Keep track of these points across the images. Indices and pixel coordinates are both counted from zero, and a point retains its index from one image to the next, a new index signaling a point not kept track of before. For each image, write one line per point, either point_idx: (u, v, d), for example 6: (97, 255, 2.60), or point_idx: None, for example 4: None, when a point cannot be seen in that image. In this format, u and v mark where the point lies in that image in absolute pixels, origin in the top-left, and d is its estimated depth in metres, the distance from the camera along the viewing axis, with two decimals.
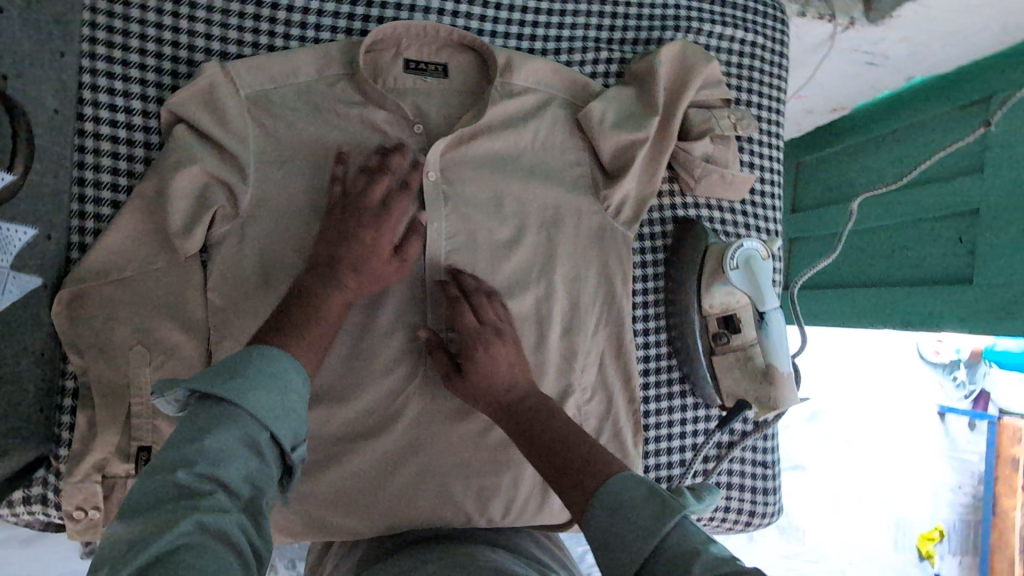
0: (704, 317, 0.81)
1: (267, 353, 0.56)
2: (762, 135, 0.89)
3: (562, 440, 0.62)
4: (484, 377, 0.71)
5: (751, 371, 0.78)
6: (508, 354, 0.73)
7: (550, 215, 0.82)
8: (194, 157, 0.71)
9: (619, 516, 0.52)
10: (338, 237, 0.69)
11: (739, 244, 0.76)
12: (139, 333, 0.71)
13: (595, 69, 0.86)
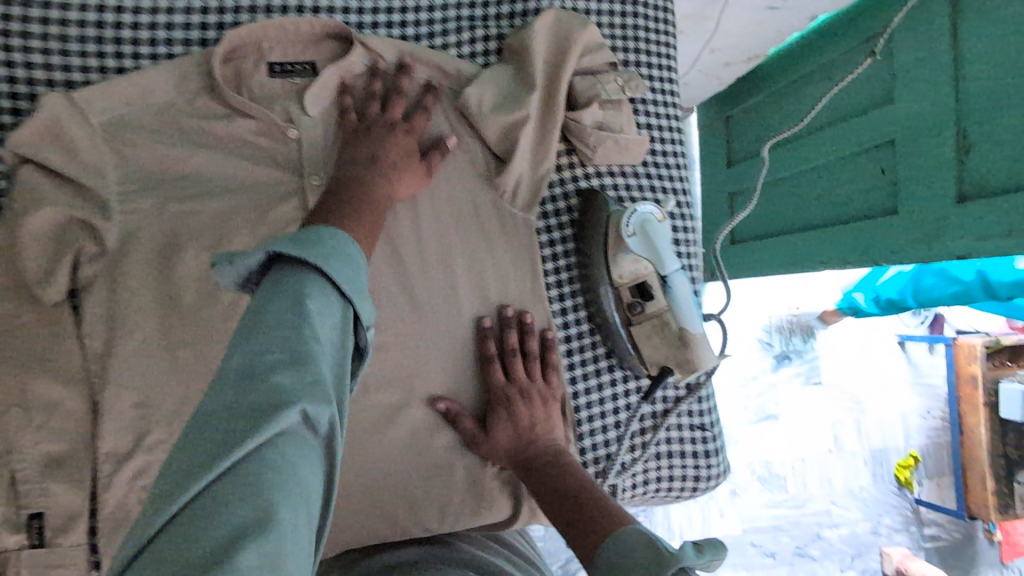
0: (616, 288, 0.78)
1: (335, 232, 0.50)
2: (655, 95, 0.87)
3: (577, 484, 0.66)
4: (506, 439, 0.74)
5: (668, 336, 0.76)
6: (531, 410, 0.76)
7: (445, 205, 0.79)
8: (43, 198, 0.66)
9: (621, 556, 0.52)
10: (370, 151, 0.70)
11: (632, 209, 0.73)
12: (14, 395, 0.65)
13: (473, 49, 0.82)
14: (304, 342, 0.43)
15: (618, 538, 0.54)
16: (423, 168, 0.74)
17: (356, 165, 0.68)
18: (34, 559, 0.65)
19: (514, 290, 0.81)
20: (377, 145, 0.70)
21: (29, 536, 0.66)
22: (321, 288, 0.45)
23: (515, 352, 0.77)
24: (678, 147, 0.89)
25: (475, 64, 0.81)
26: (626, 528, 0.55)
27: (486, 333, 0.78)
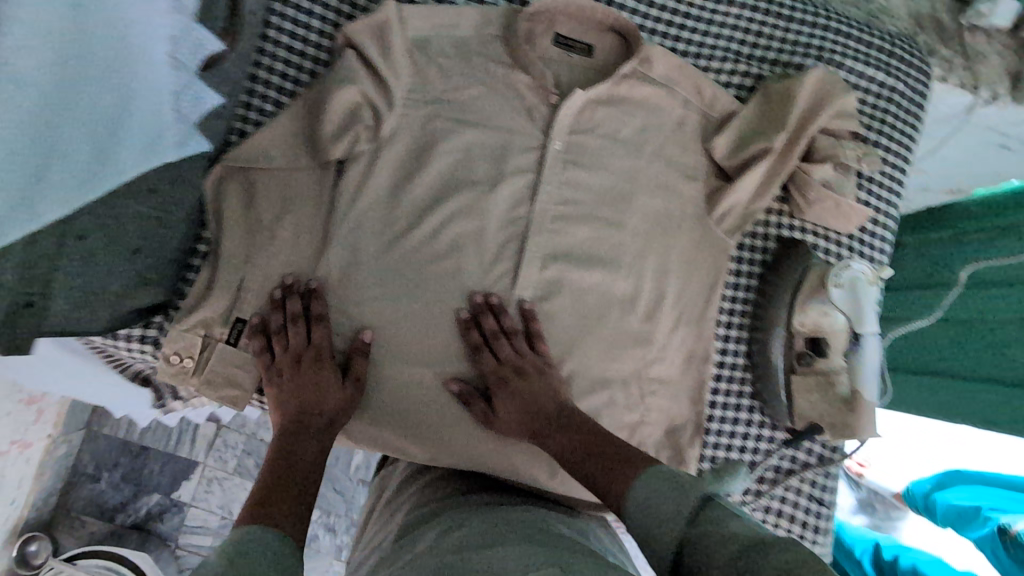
0: (792, 335, 0.81)
1: (251, 532, 0.56)
2: (885, 177, 0.88)
3: (599, 448, 0.70)
4: (514, 413, 0.77)
5: (832, 397, 0.77)
6: (535, 390, 0.77)
7: (657, 206, 0.84)
8: (354, 78, 0.78)
9: (652, 512, 0.57)
10: (301, 386, 0.76)
11: (848, 263, 0.75)
12: (270, 222, 0.79)
13: (730, 81, 0.88)
14: (260, 556, 0.53)
15: (637, 501, 0.59)
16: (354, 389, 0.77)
17: (294, 437, 0.73)
18: (225, 354, 0.78)
19: (686, 302, 0.85)
20: (321, 380, 0.76)
21: (230, 333, 0.79)
22: (256, 554, 0.53)
23: (497, 334, 0.78)
24: (890, 232, 0.89)
25: (729, 94, 0.87)
26: (639, 488, 0.60)
27: (465, 323, 0.79)
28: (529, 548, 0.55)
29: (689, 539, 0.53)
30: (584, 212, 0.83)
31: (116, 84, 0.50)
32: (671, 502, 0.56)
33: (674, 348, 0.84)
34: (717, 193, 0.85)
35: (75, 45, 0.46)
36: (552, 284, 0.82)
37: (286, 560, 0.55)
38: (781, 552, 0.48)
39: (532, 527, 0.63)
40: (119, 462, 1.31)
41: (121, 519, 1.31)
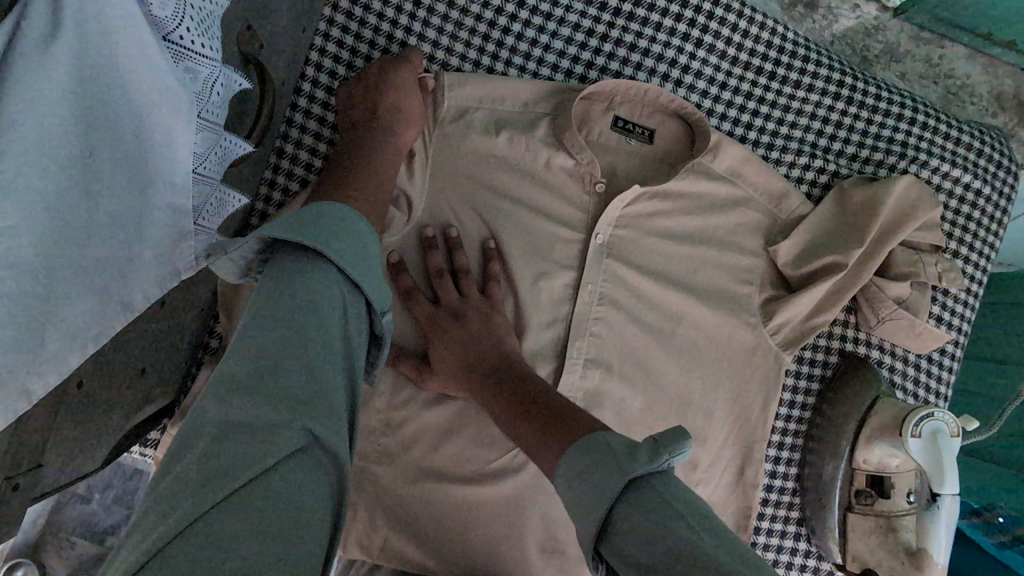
0: (853, 469, 0.74)
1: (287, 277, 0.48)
2: (961, 292, 0.81)
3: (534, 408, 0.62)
4: (452, 355, 0.69)
5: (893, 546, 0.70)
6: (472, 327, 0.70)
7: (713, 314, 0.77)
8: None
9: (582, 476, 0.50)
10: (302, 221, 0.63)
11: (930, 413, 0.68)
12: None
13: (802, 175, 0.80)
14: (310, 306, 0.46)
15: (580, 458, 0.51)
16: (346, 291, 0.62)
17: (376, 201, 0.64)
18: None
19: (736, 418, 0.78)
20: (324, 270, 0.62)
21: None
22: (277, 334, 0.44)
23: (443, 271, 0.71)
24: (961, 351, 0.82)
25: (800, 192, 0.79)
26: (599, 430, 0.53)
27: (431, 243, 0.72)
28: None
29: (612, 516, 0.47)
30: (632, 318, 0.76)
31: (134, 222, 0.43)
32: (611, 469, 0.48)
33: (722, 465, 0.78)
34: (778, 301, 0.77)
35: (92, 197, 0.38)
36: (593, 396, 0.75)
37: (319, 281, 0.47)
38: (710, 537, 0.44)
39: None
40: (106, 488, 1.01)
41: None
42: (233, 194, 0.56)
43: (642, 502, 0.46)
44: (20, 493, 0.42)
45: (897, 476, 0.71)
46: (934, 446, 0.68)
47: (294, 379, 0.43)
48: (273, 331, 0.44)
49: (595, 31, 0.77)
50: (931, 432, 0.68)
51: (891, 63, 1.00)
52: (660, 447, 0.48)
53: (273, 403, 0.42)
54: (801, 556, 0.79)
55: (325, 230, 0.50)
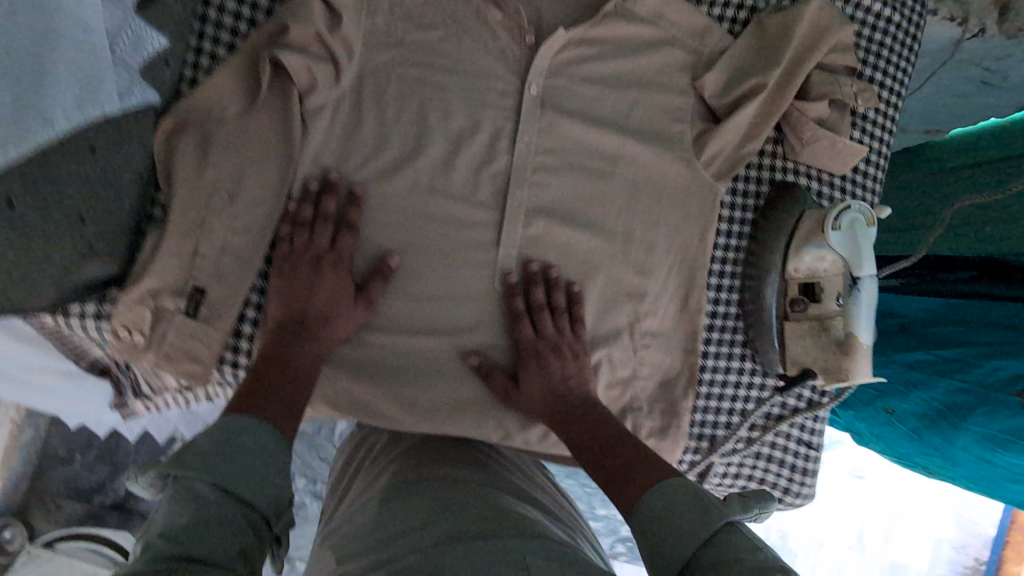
0: (786, 279, 0.79)
1: (241, 427, 0.57)
2: (878, 115, 0.86)
3: (605, 438, 0.69)
4: (544, 391, 0.75)
5: (826, 342, 0.76)
6: (563, 366, 0.76)
7: (646, 152, 0.80)
8: (309, 14, 0.69)
9: (665, 521, 0.55)
10: (300, 288, 0.71)
11: (847, 206, 0.74)
12: (228, 181, 0.70)
13: (723, 13, 0.83)
14: (245, 450, 0.56)
15: (664, 498, 0.57)
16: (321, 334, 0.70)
17: (285, 340, 0.69)
18: (184, 326, 0.69)
19: (677, 251, 0.82)
20: (308, 306, 0.70)
21: (187, 304, 0.69)
22: (226, 499, 0.52)
23: (542, 308, 0.76)
24: (881, 172, 0.87)
25: (721, 27, 0.82)
26: (662, 484, 0.59)
27: (513, 289, 0.77)
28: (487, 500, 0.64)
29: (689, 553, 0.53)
30: (569, 164, 0.79)
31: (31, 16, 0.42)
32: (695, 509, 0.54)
33: (667, 297, 0.82)
34: (708, 132, 0.80)
35: None
36: (538, 239, 0.79)
37: (238, 430, 0.57)
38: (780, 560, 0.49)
39: (510, 504, 0.64)
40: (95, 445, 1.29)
41: (100, 500, 1.31)
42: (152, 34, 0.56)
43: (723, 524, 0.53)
44: None
45: (828, 279, 0.76)
46: (852, 235, 0.74)
47: (250, 464, 0.55)
48: (238, 453, 0.55)
49: None
50: (848, 225, 0.74)
51: None
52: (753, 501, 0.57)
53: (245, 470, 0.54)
54: (752, 375, 0.84)
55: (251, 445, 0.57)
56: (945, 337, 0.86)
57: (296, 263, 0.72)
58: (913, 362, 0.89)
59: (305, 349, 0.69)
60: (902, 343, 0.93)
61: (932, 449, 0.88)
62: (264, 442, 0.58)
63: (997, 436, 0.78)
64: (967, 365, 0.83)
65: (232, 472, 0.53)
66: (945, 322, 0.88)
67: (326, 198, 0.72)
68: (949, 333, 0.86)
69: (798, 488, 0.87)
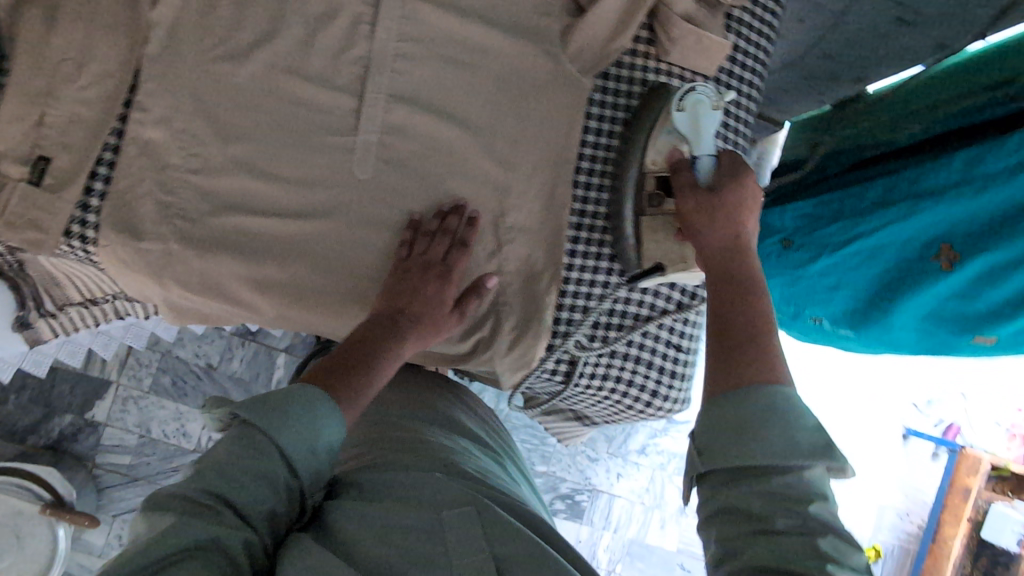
0: (643, 173, 0.78)
1: (305, 395, 0.60)
2: (754, 18, 0.86)
3: (739, 325, 0.59)
4: (712, 246, 0.67)
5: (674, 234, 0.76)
6: (710, 217, 0.68)
7: (512, 44, 0.80)
8: None
9: (785, 429, 0.51)
10: (397, 288, 0.76)
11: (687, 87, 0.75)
12: (74, 52, 0.71)
13: None
14: (314, 423, 0.58)
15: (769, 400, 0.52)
16: (454, 312, 0.79)
17: (381, 330, 0.73)
18: (27, 195, 0.69)
19: (547, 145, 0.82)
20: (417, 287, 0.76)
21: (31, 172, 0.69)
22: (264, 457, 0.54)
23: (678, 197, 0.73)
24: (756, 79, 0.88)
25: None
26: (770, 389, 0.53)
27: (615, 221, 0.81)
28: (448, 478, 0.63)
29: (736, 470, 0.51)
30: (432, 54, 0.79)
31: None
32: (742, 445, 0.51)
33: (536, 194, 0.82)
34: (573, 27, 0.80)
35: None
36: (400, 128, 0.79)
37: (323, 418, 0.59)
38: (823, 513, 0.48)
39: (433, 450, 0.71)
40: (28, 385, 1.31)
41: (35, 441, 1.32)
42: None
43: (775, 461, 0.49)
44: None
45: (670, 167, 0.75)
46: (693, 116, 0.75)
47: (304, 436, 0.57)
48: (283, 421, 0.56)
49: None
50: (691, 106, 0.75)
51: None
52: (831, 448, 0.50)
53: (298, 436, 0.57)
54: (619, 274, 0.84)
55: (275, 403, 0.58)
56: (837, 235, 0.90)
57: (411, 264, 0.77)
58: (789, 263, 0.98)
59: (398, 346, 0.73)
60: (800, 257, 0.97)
61: (882, 338, 0.92)
62: (319, 407, 0.60)
63: (938, 302, 0.82)
64: (874, 249, 0.87)
65: (273, 449, 0.55)
66: (825, 222, 0.93)
67: (452, 216, 0.79)
68: (823, 232, 0.93)
69: (668, 391, 0.88)
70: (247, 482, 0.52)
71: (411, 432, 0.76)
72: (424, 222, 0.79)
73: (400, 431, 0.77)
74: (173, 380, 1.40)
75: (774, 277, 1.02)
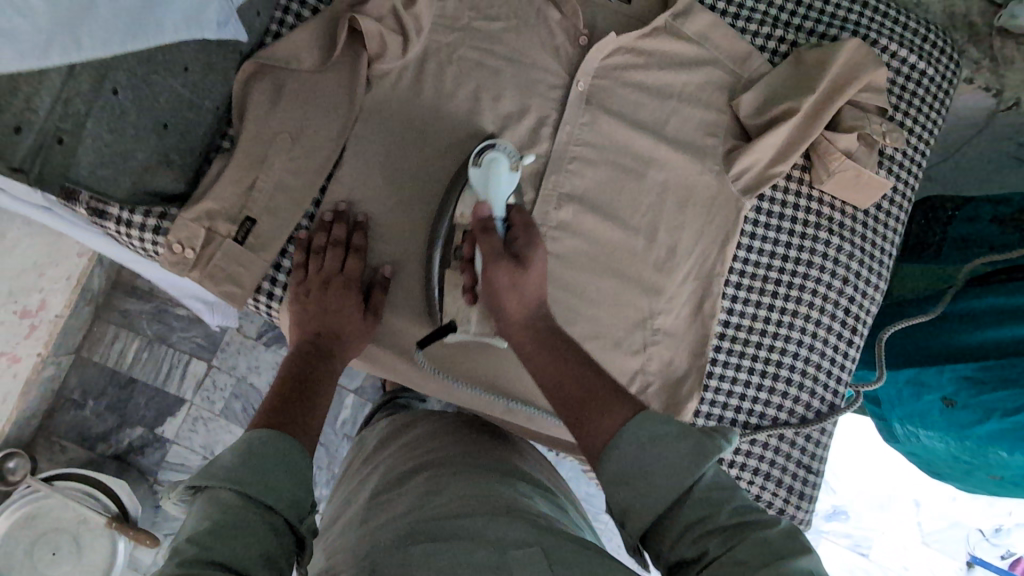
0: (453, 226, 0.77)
1: (257, 434, 0.58)
2: (906, 157, 0.90)
3: (590, 396, 0.60)
4: (519, 309, 0.69)
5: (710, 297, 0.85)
6: (503, 278, 0.69)
7: (678, 159, 0.85)
8: None
9: (650, 455, 0.52)
10: (321, 310, 0.75)
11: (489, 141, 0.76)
12: (292, 127, 0.77)
13: (765, 44, 0.88)
14: (289, 480, 0.56)
15: (630, 438, 0.54)
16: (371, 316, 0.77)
17: (313, 363, 0.72)
18: (231, 251, 0.74)
19: (698, 255, 0.86)
20: (344, 305, 0.75)
21: (237, 231, 0.75)
22: (243, 518, 0.51)
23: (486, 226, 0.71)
24: (905, 212, 0.90)
25: (762, 57, 0.87)
26: (625, 428, 0.55)
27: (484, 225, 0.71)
28: (507, 525, 0.55)
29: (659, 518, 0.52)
30: (605, 158, 0.84)
31: None
32: (680, 512, 0.51)
33: (682, 299, 0.86)
34: (737, 150, 0.85)
35: None
36: (566, 225, 0.82)
37: (287, 453, 0.58)
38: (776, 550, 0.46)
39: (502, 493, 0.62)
40: (107, 392, 1.35)
41: (103, 448, 1.34)
42: None
43: (716, 490, 0.51)
44: (63, 150, 0.49)
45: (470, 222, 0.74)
46: (487, 177, 0.74)
47: (286, 485, 0.55)
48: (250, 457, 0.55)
49: None
50: (487, 162, 0.75)
51: None
52: (707, 440, 0.52)
53: (268, 480, 0.54)
54: (757, 388, 0.87)
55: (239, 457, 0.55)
56: (1007, 401, 0.76)
57: (308, 280, 0.76)
58: (945, 426, 0.83)
59: (327, 364, 0.73)
60: (966, 417, 0.81)
61: None
62: (286, 447, 0.58)
63: None
64: None
65: (251, 475, 0.53)
66: (992, 385, 0.78)
67: (336, 224, 0.77)
68: (979, 396, 0.79)
69: (796, 512, 0.90)
70: (232, 531, 0.49)
71: (426, 482, 0.66)
72: (313, 237, 0.78)
73: (412, 489, 0.65)
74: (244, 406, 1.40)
75: (892, 408, 0.93)
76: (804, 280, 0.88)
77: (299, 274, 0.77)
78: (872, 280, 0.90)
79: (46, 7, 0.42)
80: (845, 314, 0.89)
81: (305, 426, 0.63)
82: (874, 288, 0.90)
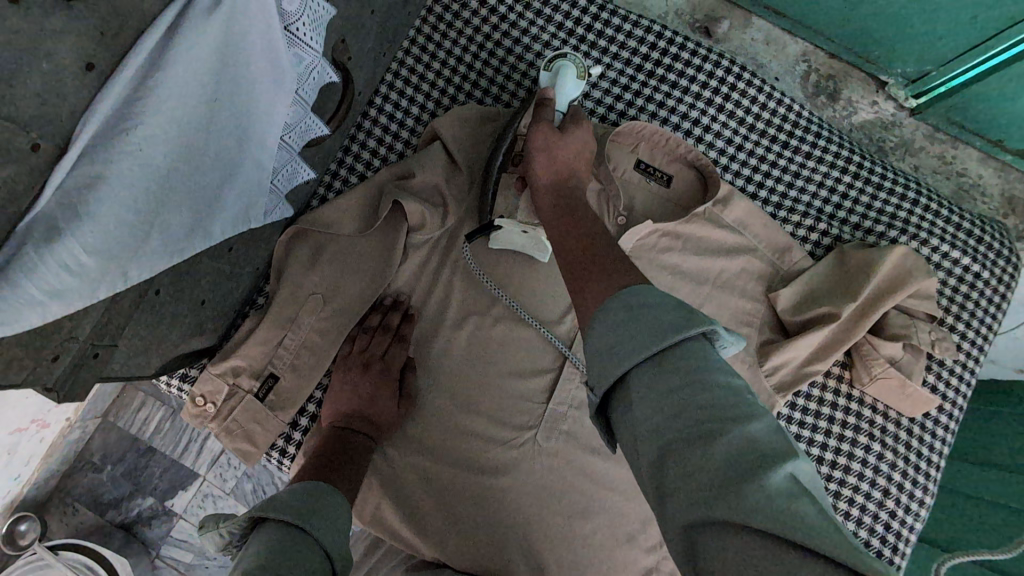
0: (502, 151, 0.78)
1: (318, 488, 0.59)
2: (956, 363, 0.85)
3: (593, 238, 0.56)
4: (552, 171, 0.68)
5: (803, 374, 0.81)
6: (546, 133, 0.68)
7: None
8: (432, 166, 0.79)
9: (629, 314, 0.42)
10: (355, 393, 0.74)
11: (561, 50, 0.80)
12: (326, 288, 0.78)
13: (807, 236, 0.89)
14: (341, 517, 0.56)
15: (619, 299, 0.44)
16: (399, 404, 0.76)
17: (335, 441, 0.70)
18: (250, 408, 0.75)
19: None
20: (377, 395, 0.74)
21: (259, 388, 0.76)
22: (305, 541, 0.50)
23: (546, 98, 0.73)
24: (955, 422, 0.85)
25: (802, 249, 0.86)
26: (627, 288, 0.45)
27: (543, 100, 0.73)
28: None
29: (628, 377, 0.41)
30: None
31: (224, 171, 0.53)
32: (627, 323, 0.42)
33: None
34: (773, 343, 0.82)
35: (192, 149, 0.48)
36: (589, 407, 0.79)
37: (342, 513, 0.57)
38: (720, 458, 0.35)
39: None
40: (124, 458, 1.34)
41: (111, 515, 1.33)
42: (318, 124, 0.63)
43: (692, 361, 0.39)
44: (95, 363, 0.51)
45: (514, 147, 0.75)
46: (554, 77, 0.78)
47: (337, 526, 0.55)
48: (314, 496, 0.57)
49: (629, 87, 0.89)
50: (557, 68, 0.78)
51: (905, 155, 1.10)
52: (694, 314, 0.41)
53: (332, 524, 0.54)
54: None
55: (305, 500, 0.55)
56: None
57: (358, 350, 0.77)
58: None
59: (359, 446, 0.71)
60: None
61: None
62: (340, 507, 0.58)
63: None
64: None
65: (312, 506, 0.55)
66: None
67: (394, 314, 0.78)
68: None
69: None
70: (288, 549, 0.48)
71: None
72: (367, 317, 0.79)
73: None
74: (255, 488, 1.34)
75: None
76: (841, 486, 0.82)
77: (347, 344, 0.78)
78: (917, 494, 0.83)
79: (96, 259, 0.43)
80: (885, 527, 0.82)
81: (343, 487, 0.64)
82: (920, 501, 0.83)
